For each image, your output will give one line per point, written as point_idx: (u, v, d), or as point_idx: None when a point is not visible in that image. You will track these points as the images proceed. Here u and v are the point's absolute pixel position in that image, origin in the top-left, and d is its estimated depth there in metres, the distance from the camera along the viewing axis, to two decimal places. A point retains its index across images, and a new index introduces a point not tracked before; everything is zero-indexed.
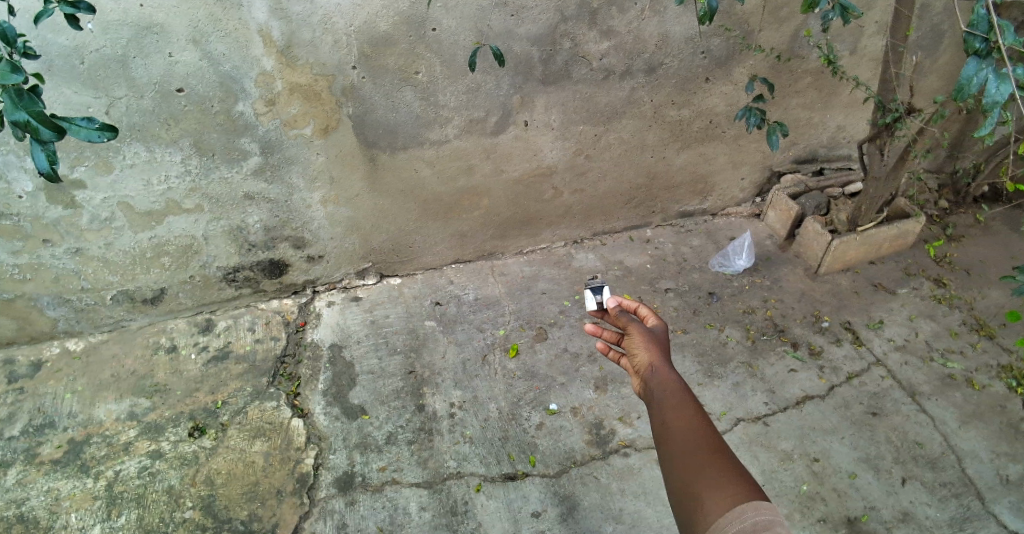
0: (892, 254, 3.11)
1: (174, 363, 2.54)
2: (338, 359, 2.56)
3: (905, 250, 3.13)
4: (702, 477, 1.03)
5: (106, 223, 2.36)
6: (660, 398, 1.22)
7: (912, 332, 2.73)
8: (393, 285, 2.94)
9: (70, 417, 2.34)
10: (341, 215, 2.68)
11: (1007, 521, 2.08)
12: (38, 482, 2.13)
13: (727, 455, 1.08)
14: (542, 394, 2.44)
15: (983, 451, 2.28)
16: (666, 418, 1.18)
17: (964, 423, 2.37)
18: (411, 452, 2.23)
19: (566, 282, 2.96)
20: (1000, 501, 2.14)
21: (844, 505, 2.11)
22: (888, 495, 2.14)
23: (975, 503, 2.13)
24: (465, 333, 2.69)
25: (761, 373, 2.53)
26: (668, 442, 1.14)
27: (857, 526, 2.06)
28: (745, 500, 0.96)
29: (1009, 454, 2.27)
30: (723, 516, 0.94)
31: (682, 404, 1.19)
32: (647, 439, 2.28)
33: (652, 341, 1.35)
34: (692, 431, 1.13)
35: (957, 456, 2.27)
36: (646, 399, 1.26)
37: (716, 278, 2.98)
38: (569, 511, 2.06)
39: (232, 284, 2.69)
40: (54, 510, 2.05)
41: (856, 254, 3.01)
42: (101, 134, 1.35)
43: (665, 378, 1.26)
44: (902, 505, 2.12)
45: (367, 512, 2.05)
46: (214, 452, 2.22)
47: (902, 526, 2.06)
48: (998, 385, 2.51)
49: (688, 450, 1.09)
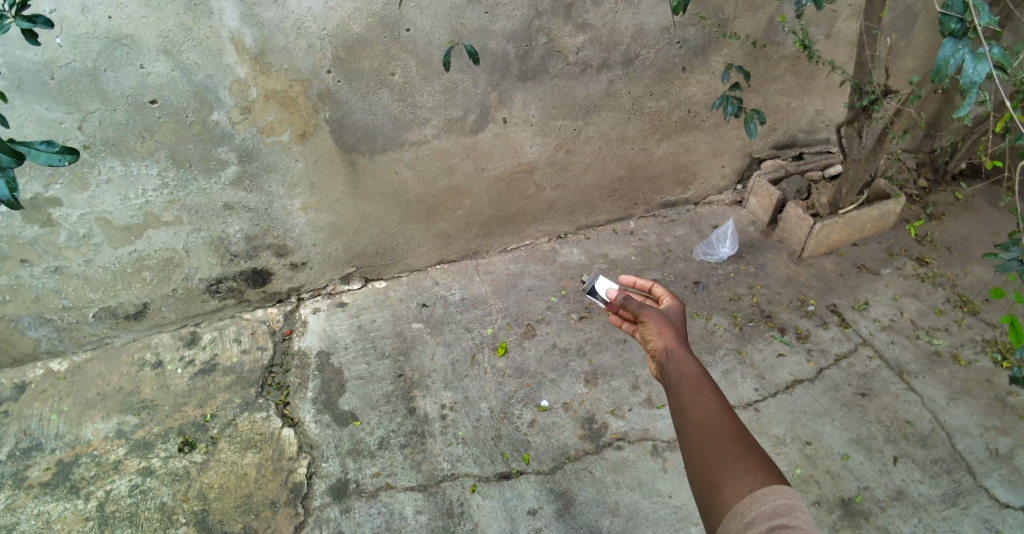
0: (874, 234, 3.13)
1: (160, 378, 2.51)
2: (327, 366, 2.54)
3: (887, 231, 3.14)
4: (720, 464, 1.04)
5: (85, 240, 2.33)
6: (677, 382, 1.26)
7: (898, 311, 2.75)
8: (378, 289, 2.92)
9: (58, 438, 2.32)
10: (323, 221, 2.66)
11: (1000, 495, 2.13)
12: (28, 506, 2.11)
13: (745, 437, 1.09)
14: (533, 391, 2.44)
15: (972, 426, 2.33)
16: (684, 401, 1.21)
17: (952, 399, 2.42)
18: (405, 456, 2.22)
19: (553, 278, 2.95)
20: (991, 474, 2.18)
21: (839, 487, 2.14)
22: (880, 474, 2.18)
23: (967, 478, 2.17)
24: (453, 334, 2.68)
25: (749, 359, 2.54)
26: (684, 427, 1.16)
27: (851, 506, 2.09)
28: (762, 485, 0.97)
29: (997, 427, 2.32)
30: (739, 502, 0.96)
31: (700, 387, 1.22)
32: (640, 432, 2.29)
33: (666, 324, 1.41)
34: (709, 413, 1.15)
35: (947, 432, 2.31)
36: (664, 383, 1.31)
37: (702, 267, 2.98)
38: (566, 507, 2.08)
39: (215, 296, 2.66)
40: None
41: (839, 236, 3.01)
42: (62, 157, 1.40)
43: (680, 363, 1.30)
44: (895, 483, 2.16)
45: (363, 518, 2.06)
46: (205, 466, 2.22)
47: (896, 504, 2.10)
48: (984, 360, 2.56)
49: (705, 432, 1.12)
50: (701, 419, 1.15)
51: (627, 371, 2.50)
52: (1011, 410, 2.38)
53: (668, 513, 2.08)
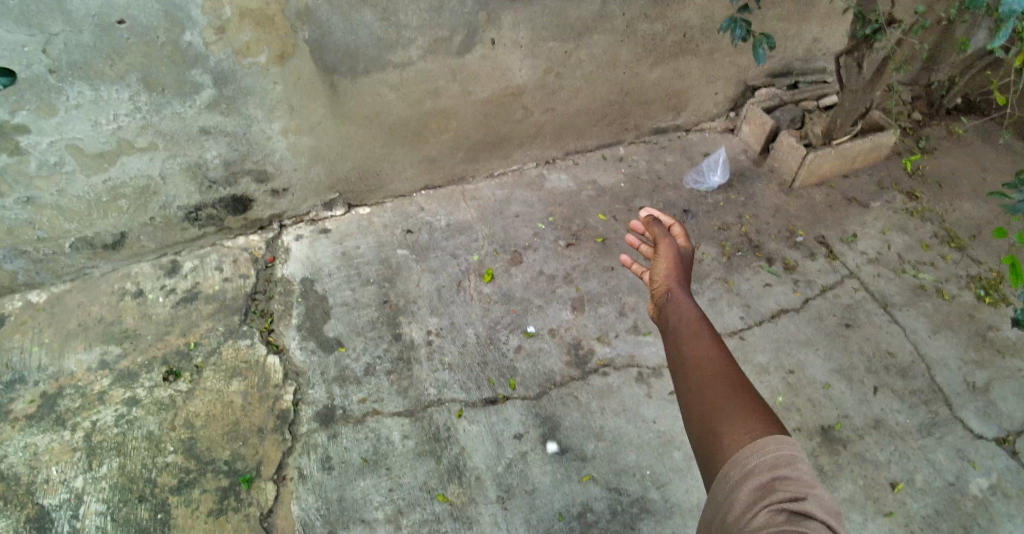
0: (866, 167, 3.09)
1: (142, 307, 2.47)
2: (311, 293, 2.52)
3: (879, 163, 3.11)
4: (721, 414, 1.07)
5: (56, 168, 2.23)
6: (681, 328, 1.31)
7: (886, 244, 2.74)
8: (362, 215, 2.87)
9: (40, 370, 2.30)
10: (304, 145, 2.58)
11: (973, 425, 2.21)
12: (15, 439, 2.11)
13: (744, 384, 1.12)
14: (519, 317, 2.45)
15: (952, 359, 2.39)
16: (686, 347, 1.25)
17: (934, 332, 2.46)
18: (391, 382, 2.26)
19: (540, 204, 2.91)
20: (968, 406, 2.26)
21: (819, 414, 2.20)
22: (860, 403, 2.24)
23: (944, 409, 2.24)
24: (439, 260, 2.65)
25: (736, 288, 2.54)
26: (684, 368, 1.21)
27: (831, 433, 2.15)
28: (763, 435, 0.99)
29: (976, 361, 2.39)
30: (742, 452, 0.97)
31: (702, 336, 1.26)
32: (625, 358, 2.35)
33: (674, 266, 1.48)
34: (710, 360, 1.19)
35: (927, 364, 2.37)
36: (665, 324, 1.37)
37: (691, 195, 2.94)
38: (551, 431, 2.17)
39: (195, 224, 2.60)
40: (35, 464, 2.05)
41: (830, 166, 2.98)
42: None
43: (682, 307, 1.37)
44: (874, 413, 2.22)
45: (351, 444, 2.14)
46: (191, 395, 2.24)
47: (874, 432, 2.17)
48: (967, 295, 2.59)
49: (706, 381, 1.14)
50: (701, 367, 1.18)
51: (613, 298, 2.53)
52: (990, 344, 2.44)
53: (652, 437, 2.18)
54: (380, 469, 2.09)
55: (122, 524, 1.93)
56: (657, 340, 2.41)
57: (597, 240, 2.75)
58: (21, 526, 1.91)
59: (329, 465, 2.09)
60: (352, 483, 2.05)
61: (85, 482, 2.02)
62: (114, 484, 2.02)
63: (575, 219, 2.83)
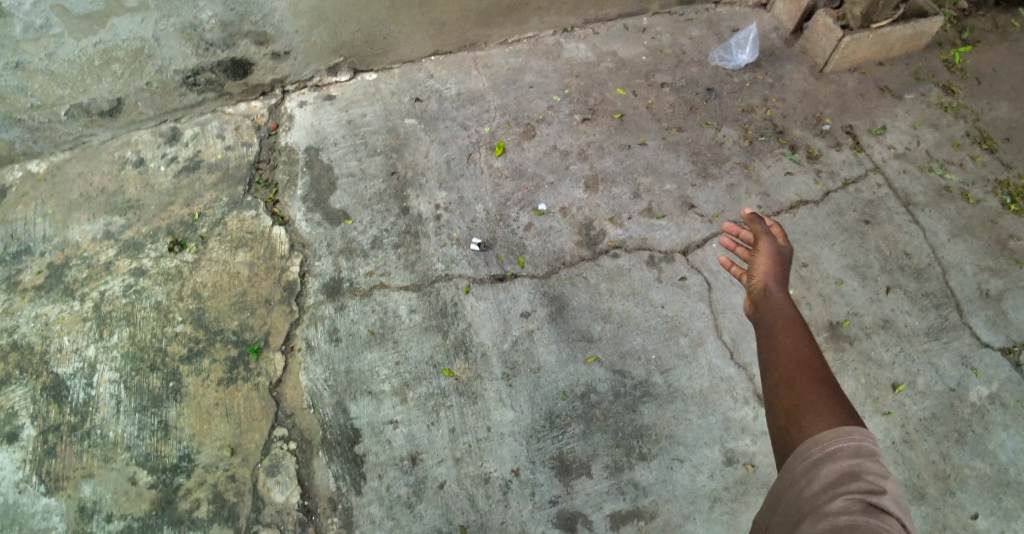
0: (904, 56, 2.86)
1: (143, 177, 2.41)
2: (315, 163, 2.44)
3: (918, 52, 2.88)
4: (805, 409, 1.12)
5: (43, 31, 2.11)
6: (773, 323, 1.34)
7: (915, 140, 2.61)
8: (368, 82, 2.69)
9: (46, 242, 2.29)
10: (305, 5, 2.36)
11: (980, 333, 2.20)
12: (26, 309, 2.17)
13: (833, 387, 1.16)
14: (530, 194, 2.40)
15: (968, 265, 2.33)
16: (777, 342, 1.29)
17: (954, 236, 2.39)
18: (399, 257, 2.25)
19: (556, 75, 2.73)
20: (977, 313, 2.23)
21: (828, 310, 2.20)
22: (871, 302, 2.23)
23: (953, 314, 2.23)
24: (449, 132, 2.54)
25: (756, 175, 2.45)
26: (773, 364, 1.25)
27: (838, 330, 2.17)
28: (844, 426, 1.05)
29: (992, 269, 2.33)
30: (825, 436, 1.04)
31: (794, 334, 1.29)
32: (637, 241, 2.30)
33: (774, 261, 1.46)
34: (799, 358, 1.23)
35: (942, 268, 2.32)
36: (757, 322, 1.40)
37: (716, 73, 2.75)
38: (559, 311, 2.17)
39: (194, 89, 2.48)
40: (47, 334, 2.13)
41: (866, 53, 2.75)
42: None
43: (778, 305, 1.37)
44: (884, 312, 2.22)
45: (357, 316, 2.15)
46: (197, 266, 2.24)
47: (881, 331, 2.18)
48: (992, 200, 2.48)
49: (794, 378, 1.19)
50: (790, 363, 1.23)
51: (629, 179, 2.44)
52: (1009, 251, 2.37)
53: (659, 322, 2.17)
54: (388, 342, 2.12)
55: (136, 392, 2.04)
56: (671, 224, 2.34)
57: (615, 115, 2.61)
58: (39, 393, 2.04)
59: (336, 337, 2.12)
60: (359, 355, 2.09)
61: (97, 351, 2.10)
62: (125, 353, 2.10)
63: (592, 93, 2.67)
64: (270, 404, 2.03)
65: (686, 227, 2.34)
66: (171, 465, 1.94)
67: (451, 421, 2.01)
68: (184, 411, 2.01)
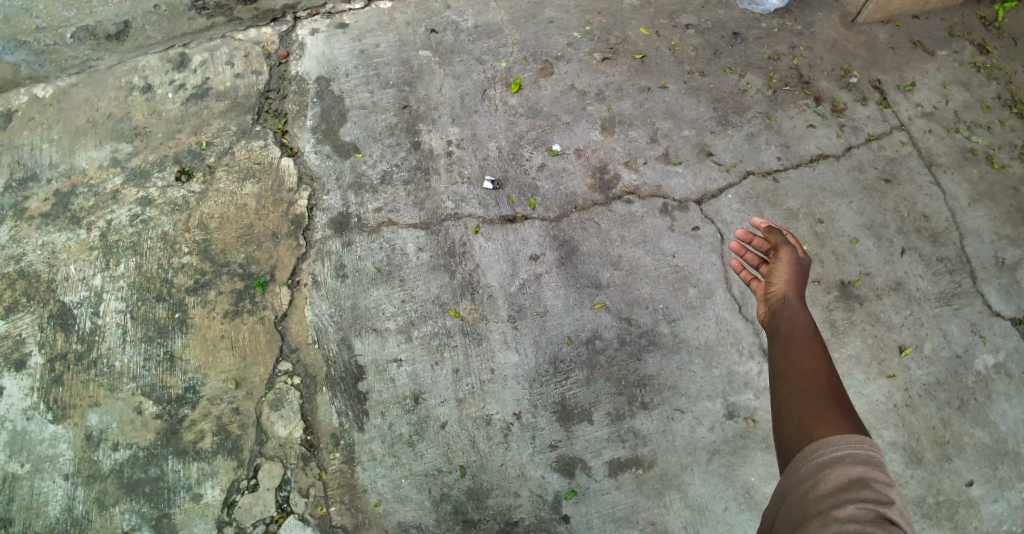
0: (940, 10, 2.73)
1: (151, 104, 2.37)
2: (326, 94, 2.39)
3: (956, 6, 2.75)
4: (817, 418, 1.13)
5: None
6: (789, 329, 1.36)
7: (944, 99, 2.51)
8: (383, 10, 2.57)
9: (52, 168, 2.26)
10: None
11: (993, 302, 2.15)
12: (32, 237, 2.16)
13: (842, 403, 1.17)
14: (545, 134, 2.35)
15: (987, 232, 2.26)
16: (792, 347, 1.31)
17: (975, 201, 2.31)
18: (408, 194, 2.22)
19: (577, 11, 2.61)
20: (991, 281, 2.18)
21: (841, 269, 2.17)
22: (884, 263, 2.19)
23: (967, 281, 2.17)
24: (464, 66, 2.47)
25: (778, 126, 2.40)
26: (789, 374, 1.26)
27: (849, 289, 2.14)
28: (852, 434, 1.06)
29: (1011, 238, 2.25)
30: (834, 441, 1.05)
31: (811, 342, 1.31)
32: (652, 188, 2.26)
33: (794, 273, 1.48)
34: (814, 369, 1.24)
35: (960, 233, 2.25)
36: (771, 330, 1.40)
37: (743, 17, 2.64)
38: (568, 256, 2.15)
39: (203, 13, 2.50)
40: (53, 262, 2.12)
41: (903, 3, 2.62)
42: None
43: (796, 317, 1.38)
44: (896, 274, 2.18)
45: (365, 252, 2.13)
46: (204, 197, 2.21)
47: (892, 293, 2.14)
48: (1018, 167, 2.39)
49: (810, 386, 1.21)
50: (806, 371, 1.24)
51: (646, 123, 2.38)
52: None
53: (669, 272, 2.14)
54: (394, 280, 2.10)
55: (142, 322, 2.04)
56: (687, 172, 2.30)
57: (636, 56, 2.53)
58: (45, 321, 2.04)
59: (342, 272, 2.11)
60: (364, 292, 2.08)
61: (104, 281, 2.09)
62: (132, 284, 2.09)
63: (614, 31, 2.57)
64: (276, 338, 2.03)
65: (702, 175, 2.29)
66: (176, 396, 1.95)
67: (455, 362, 2.00)
68: (189, 342, 2.02)
